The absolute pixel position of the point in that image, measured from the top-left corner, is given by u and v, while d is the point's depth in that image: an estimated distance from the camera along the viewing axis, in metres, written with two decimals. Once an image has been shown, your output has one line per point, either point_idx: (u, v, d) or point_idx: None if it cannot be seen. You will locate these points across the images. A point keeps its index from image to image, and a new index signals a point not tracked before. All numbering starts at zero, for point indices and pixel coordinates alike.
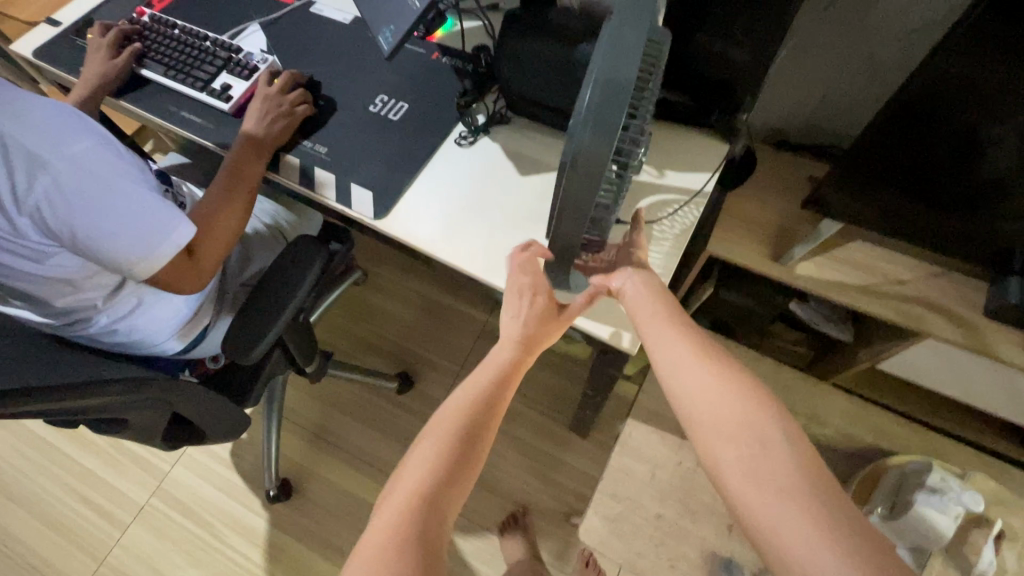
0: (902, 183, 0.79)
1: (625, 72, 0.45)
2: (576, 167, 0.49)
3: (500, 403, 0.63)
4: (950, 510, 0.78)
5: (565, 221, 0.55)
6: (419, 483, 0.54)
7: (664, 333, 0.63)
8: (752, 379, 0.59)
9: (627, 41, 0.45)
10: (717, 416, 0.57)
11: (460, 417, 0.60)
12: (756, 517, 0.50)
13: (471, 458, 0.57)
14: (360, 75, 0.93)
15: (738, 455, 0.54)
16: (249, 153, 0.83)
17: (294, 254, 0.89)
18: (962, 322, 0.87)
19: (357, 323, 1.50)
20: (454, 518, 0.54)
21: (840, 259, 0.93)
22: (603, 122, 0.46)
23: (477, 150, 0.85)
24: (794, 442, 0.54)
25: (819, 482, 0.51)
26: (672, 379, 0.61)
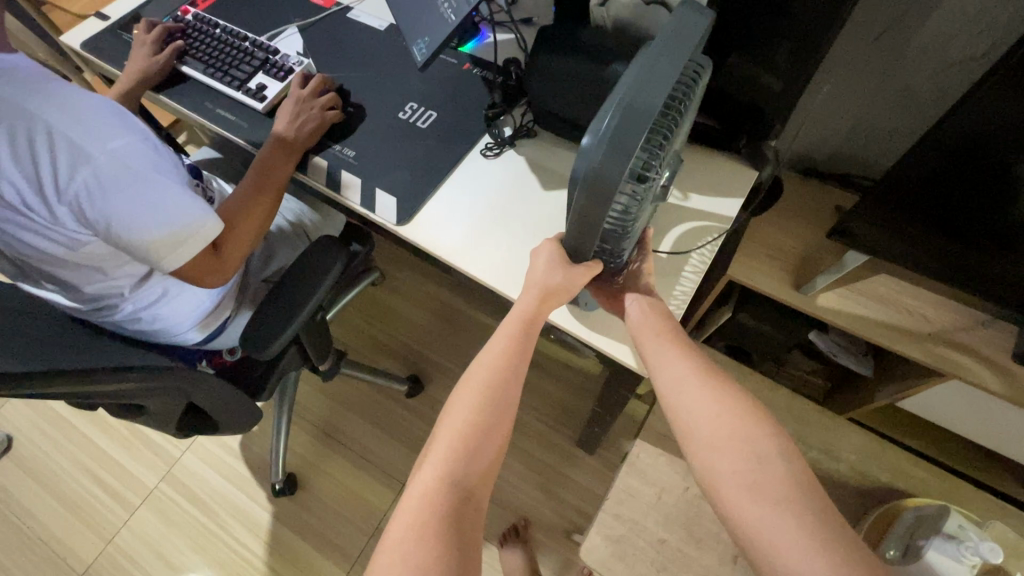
0: (931, 217, 0.78)
1: (650, 102, 0.44)
2: (586, 185, 0.48)
3: (523, 364, 0.62)
4: (966, 560, 0.75)
5: (573, 235, 0.55)
6: (443, 473, 0.54)
7: (665, 351, 0.63)
8: (747, 393, 0.60)
9: (660, 74, 0.45)
10: (714, 434, 0.58)
11: (479, 395, 0.59)
12: (752, 531, 0.52)
13: (491, 438, 0.57)
14: (392, 81, 0.95)
15: (735, 471, 0.55)
16: (278, 153, 0.85)
17: (316, 253, 0.90)
18: (988, 364, 0.84)
19: (373, 324, 1.51)
20: (486, 487, 0.56)
21: (863, 293, 0.92)
22: (620, 146, 0.45)
23: (502, 161, 0.86)
24: (790, 458, 0.55)
25: (816, 496, 0.52)
26: (669, 396, 0.61)
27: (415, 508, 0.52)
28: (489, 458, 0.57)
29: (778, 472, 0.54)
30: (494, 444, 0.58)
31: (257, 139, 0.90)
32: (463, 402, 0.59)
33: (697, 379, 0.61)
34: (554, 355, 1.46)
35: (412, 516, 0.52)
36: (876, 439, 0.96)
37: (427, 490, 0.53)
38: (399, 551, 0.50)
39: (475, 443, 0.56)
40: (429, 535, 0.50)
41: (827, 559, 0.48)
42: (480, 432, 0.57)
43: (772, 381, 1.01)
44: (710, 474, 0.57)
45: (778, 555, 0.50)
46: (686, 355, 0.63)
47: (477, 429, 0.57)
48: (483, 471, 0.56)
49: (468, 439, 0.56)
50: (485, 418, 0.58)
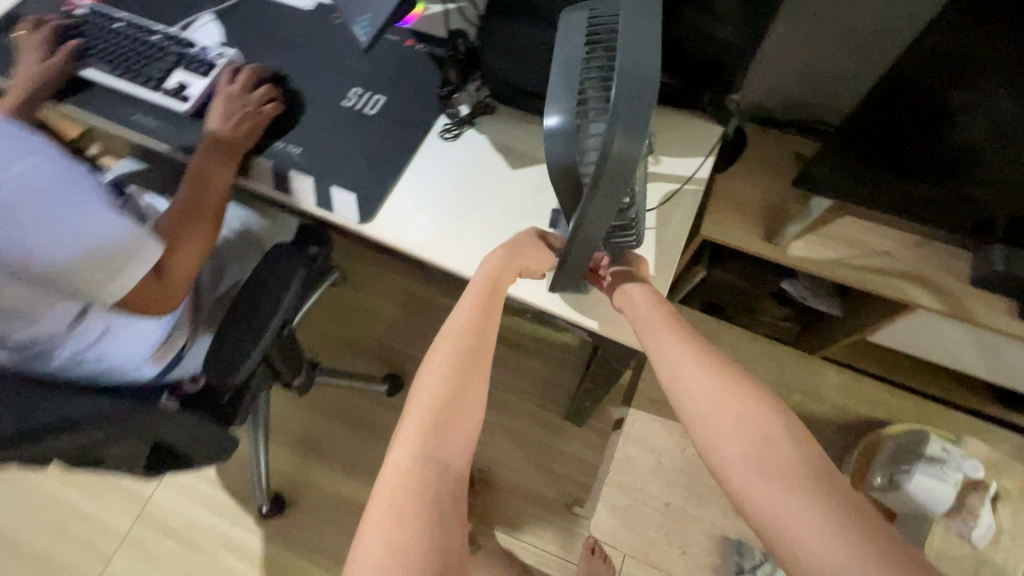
0: (889, 156, 0.79)
1: (649, 70, 0.40)
2: (603, 176, 0.42)
3: (486, 336, 0.63)
4: (949, 478, 0.79)
5: (587, 231, 0.48)
6: (416, 448, 0.55)
7: (665, 339, 0.62)
8: (749, 376, 0.60)
9: (644, 37, 0.41)
10: (719, 416, 0.57)
11: (444, 369, 0.60)
12: (764, 511, 0.51)
13: (464, 405, 0.59)
14: (330, 67, 0.86)
15: (745, 454, 0.54)
16: (215, 158, 0.76)
17: (273, 264, 0.83)
18: (948, 291, 0.88)
19: (341, 326, 1.44)
20: (462, 458, 0.57)
21: (831, 236, 0.93)
22: (634, 122, 0.40)
23: (462, 143, 0.81)
24: (795, 437, 0.55)
25: (827, 474, 0.52)
26: (673, 381, 0.61)
27: (393, 484, 0.54)
28: (466, 424, 0.58)
29: (786, 452, 0.54)
30: (470, 410, 0.59)
31: (190, 142, 0.81)
32: (429, 378, 0.60)
33: (700, 361, 0.60)
34: (531, 333, 1.43)
35: (392, 492, 0.53)
36: None
37: (405, 466, 0.55)
38: (380, 529, 0.51)
39: (450, 414, 0.58)
40: (411, 510, 0.52)
41: (841, 536, 0.47)
42: (451, 404, 0.58)
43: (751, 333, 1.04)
44: (717, 459, 0.56)
45: (795, 536, 0.49)
46: (687, 339, 0.62)
47: (450, 399, 0.58)
48: (456, 442, 0.57)
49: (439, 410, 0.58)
50: (452, 391, 0.59)
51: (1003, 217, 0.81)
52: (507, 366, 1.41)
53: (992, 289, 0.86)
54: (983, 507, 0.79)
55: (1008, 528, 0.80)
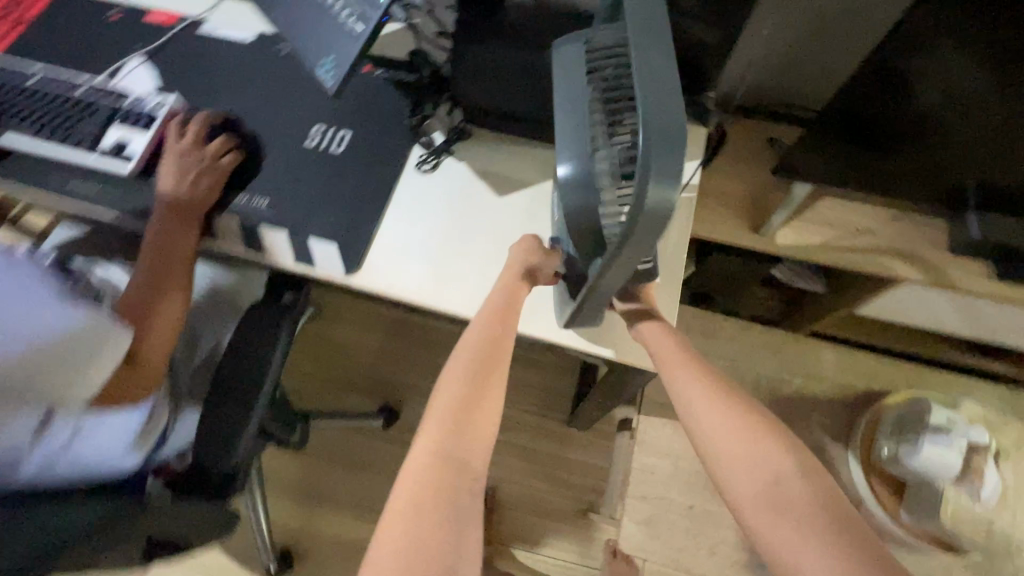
0: (868, 140, 0.80)
1: (673, 115, 0.36)
2: (636, 232, 0.39)
3: (501, 345, 0.63)
4: (956, 445, 0.82)
5: (613, 280, 0.46)
6: (434, 448, 0.57)
7: (681, 378, 0.62)
8: (761, 410, 0.60)
9: (664, 75, 0.37)
10: (732, 453, 0.58)
11: (461, 374, 0.61)
12: (775, 548, 0.53)
13: (481, 414, 0.60)
14: (285, 104, 0.79)
15: (757, 492, 0.55)
16: (175, 223, 0.70)
17: (254, 328, 0.78)
18: (931, 262, 0.90)
19: (325, 362, 1.37)
20: (479, 458, 0.59)
21: (814, 220, 0.94)
22: (667, 170, 0.36)
23: (441, 173, 0.76)
24: (807, 474, 0.55)
25: (838, 514, 0.53)
26: (688, 413, 0.61)
27: (413, 482, 0.56)
28: (485, 430, 0.60)
29: (798, 491, 0.54)
30: (489, 417, 0.61)
31: (144, 207, 0.73)
32: (447, 383, 0.61)
33: (713, 394, 0.60)
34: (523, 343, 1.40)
35: (412, 490, 0.55)
36: None
37: (423, 463, 0.57)
38: (397, 526, 0.53)
39: (469, 421, 0.59)
40: (429, 507, 0.54)
41: None
42: (468, 408, 0.60)
43: None
44: (730, 494, 0.57)
45: None
46: (702, 372, 0.62)
47: (468, 407, 0.60)
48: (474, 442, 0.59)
49: (457, 417, 0.59)
50: (468, 396, 0.60)
51: (975, 185, 0.83)
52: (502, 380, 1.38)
53: (970, 256, 0.89)
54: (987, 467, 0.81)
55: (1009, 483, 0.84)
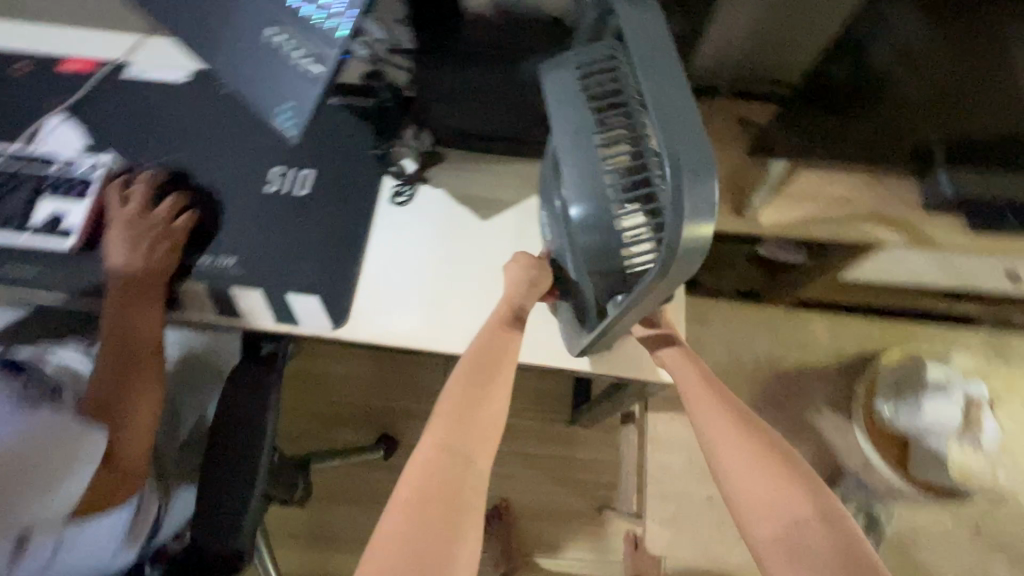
0: (843, 110, 0.81)
1: (695, 142, 0.36)
2: (672, 265, 0.39)
3: (507, 351, 0.61)
4: (955, 400, 0.85)
5: (643, 308, 0.45)
6: (440, 442, 0.54)
7: (707, 411, 0.61)
8: (787, 451, 0.59)
9: (684, 110, 0.36)
10: (751, 490, 0.57)
11: (466, 373, 0.59)
12: None
13: (485, 411, 0.57)
14: (236, 148, 0.73)
15: (775, 534, 0.55)
16: (135, 299, 0.65)
17: (237, 397, 0.72)
18: (909, 223, 0.91)
19: (312, 400, 1.30)
20: (486, 457, 0.56)
21: (794, 196, 0.93)
22: (701, 206, 0.36)
23: (418, 204, 0.71)
24: (828, 521, 0.54)
25: (862, 565, 0.51)
26: (709, 447, 0.60)
27: (417, 479, 0.52)
28: (489, 432, 0.57)
29: (819, 538, 0.53)
30: (493, 420, 0.58)
31: (97, 280, 0.67)
32: (453, 382, 0.58)
33: (735, 431, 0.59)
34: None
35: (417, 485, 0.52)
36: None
37: (427, 459, 0.53)
38: (398, 522, 0.50)
39: (471, 421, 0.56)
40: (428, 508, 0.50)
41: None
42: (474, 406, 0.57)
43: None
44: (748, 533, 0.57)
45: None
46: (725, 409, 0.61)
47: (472, 407, 0.57)
48: (480, 442, 0.56)
49: (460, 417, 0.56)
50: (474, 395, 0.57)
51: (940, 144, 0.82)
52: None
53: (946, 213, 0.90)
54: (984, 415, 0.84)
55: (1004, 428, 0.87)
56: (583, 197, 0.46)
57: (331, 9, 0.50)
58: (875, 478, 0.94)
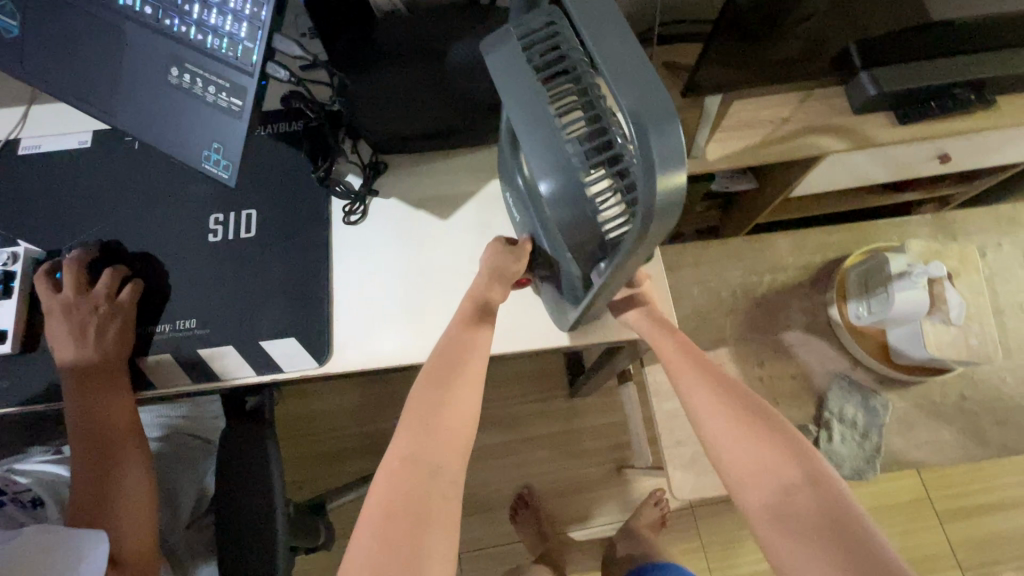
0: (769, 38, 0.81)
1: (652, 95, 0.35)
2: (652, 222, 0.38)
3: (471, 348, 0.58)
4: (918, 283, 0.87)
5: (628, 271, 0.45)
6: (406, 450, 0.53)
7: (696, 381, 0.62)
8: (776, 421, 0.59)
9: (635, 63, 0.36)
10: (739, 454, 0.57)
11: (430, 377, 0.57)
12: (778, 553, 0.53)
13: (451, 414, 0.55)
14: (164, 204, 0.68)
15: (765, 503, 0.55)
16: (92, 390, 0.60)
17: (233, 460, 0.69)
18: (844, 128, 0.94)
19: (309, 440, 1.26)
20: (456, 460, 0.54)
21: (732, 127, 0.95)
22: (669, 155, 0.35)
23: (373, 219, 0.69)
24: (816, 484, 0.54)
25: (849, 525, 0.52)
26: (696, 415, 0.61)
27: (388, 494, 0.51)
28: (458, 436, 0.55)
29: (807, 503, 0.53)
30: (461, 422, 0.55)
31: (55, 377, 0.62)
32: (420, 387, 0.57)
33: (721, 407, 0.60)
34: None
35: (388, 502, 0.50)
36: (797, 236, 1.07)
37: (395, 471, 0.52)
38: (372, 541, 0.48)
39: (437, 427, 0.54)
40: (395, 527, 0.49)
41: None
42: (440, 410, 0.55)
43: (702, 240, 1.07)
44: (740, 500, 0.57)
45: None
46: (711, 386, 0.61)
47: (433, 414, 0.55)
48: (449, 445, 0.54)
49: (423, 425, 0.54)
50: (439, 398, 0.55)
51: (854, 44, 0.88)
52: (493, 381, 1.35)
53: (873, 111, 0.94)
54: (949, 292, 0.88)
55: (968, 298, 0.92)
56: (550, 170, 0.45)
57: (238, 36, 0.44)
58: (863, 373, 0.99)
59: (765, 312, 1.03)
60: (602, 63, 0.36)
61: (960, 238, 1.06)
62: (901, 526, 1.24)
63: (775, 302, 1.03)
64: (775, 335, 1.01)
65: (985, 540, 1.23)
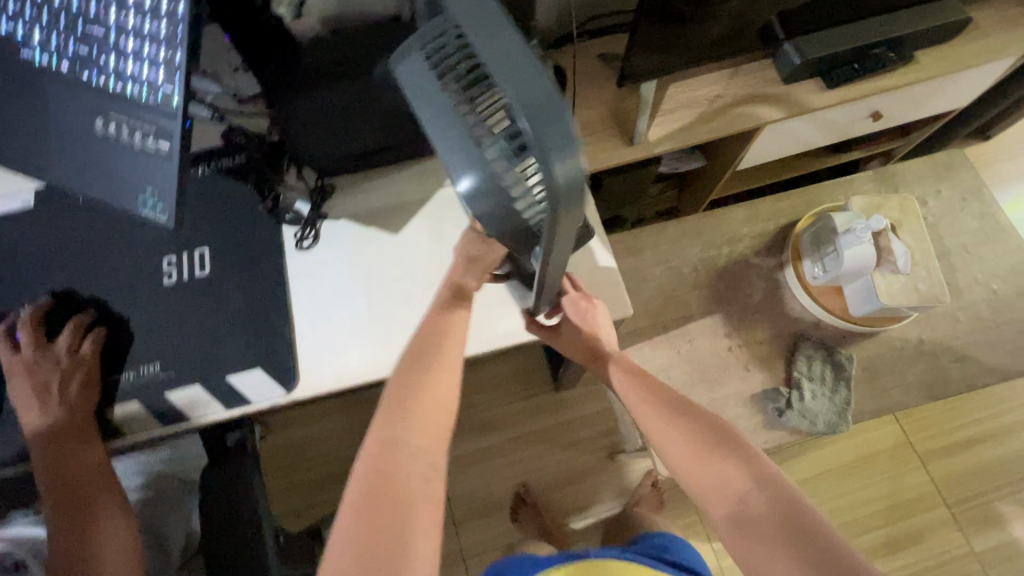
0: (690, 21, 0.84)
1: (535, 82, 0.35)
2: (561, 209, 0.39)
3: (450, 333, 0.61)
4: (865, 238, 0.91)
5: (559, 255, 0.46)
6: (382, 431, 0.54)
7: (654, 416, 0.65)
8: (731, 434, 0.61)
9: (519, 53, 0.35)
10: (698, 471, 0.59)
11: (409, 361, 0.59)
12: (743, 556, 0.55)
13: (429, 394, 0.57)
14: (116, 252, 0.68)
15: (727, 513, 0.56)
16: (61, 447, 0.59)
17: (219, 492, 0.70)
18: (777, 99, 0.98)
19: (300, 468, 1.25)
20: (431, 439, 0.55)
21: (672, 109, 0.98)
22: (560, 142, 0.35)
23: (325, 241, 0.70)
24: (767, 486, 0.56)
25: (804, 526, 0.52)
26: (657, 442, 0.64)
27: (363, 476, 0.51)
28: (434, 416, 0.56)
29: (762, 507, 0.54)
30: (440, 402, 0.57)
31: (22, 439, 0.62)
32: (400, 370, 0.59)
33: (677, 425, 0.63)
34: None
35: (363, 484, 0.51)
36: (749, 206, 1.10)
37: (371, 452, 0.53)
38: (346, 523, 0.49)
39: (414, 408, 0.56)
40: (372, 510, 0.49)
41: None
42: (417, 390, 0.57)
43: (660, 222, 1.09)
44: (706, 512, 0.59)
45: None
46: (664, 408, 0.65)
47: (412, 393, 0.57)
48: (426, 424, 0.56)
49: (402, 403, 0.56)
50: (417, 381, 0.57)
51: (775, 18, 0.91)
52: (477, 386, 1.36)
53: (802, 80, 0.98)
54: (894, 242, 0.93)
55: (913, 246, 0.96)
56: (467, 168, 0.45)
57: (156, 82, 0.45)
58: (827, 329, 1.02)
59: (727, 284, 1.06)
60: (490, 59, 0.36)
61: (902, 189, 1.11)
62: (884, 473, 1.28)
63: (736, 272, 1.06)
64: (739, 304, 1.04)
65: (965, 475, 1.27)
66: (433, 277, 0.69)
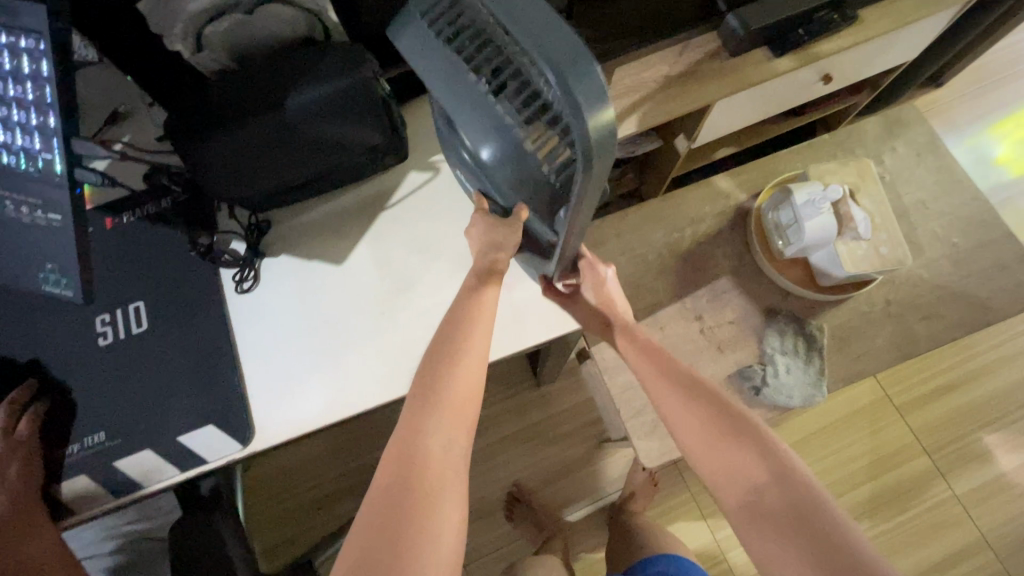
0: None
1: (559, 41, 0.36)
2: (591, 164, 0.40)
3: (480, 316, 0.58)
4: (824, 209, 0.91)
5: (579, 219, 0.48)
6: (410, 420, 0.52)
7: (676, 401, 0.63)
8: (758, 429, 0.58)
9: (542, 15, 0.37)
10: (717, 455, 0.58)
11: (439, 347, 0.56)
12: (752, 546, 0.53)
13: (459, 384, 0.54)
14: (44, 319, 0.64)
15: (739, 502, 0.55)
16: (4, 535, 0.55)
17: (190, 551, 0.67)
18: (726, 72, 0.95)
19: (286, 496, 1.23)
20: (459, 428, 0.52)
21: (620, 94, 0.94)
22: (592, 94, 0.37)
23: (269, 280, 0.67)
24: (785, 481, 0.54)
25: (821, 524, 0.50)
26: (675, 426, 0.62)
27: (389, 465, 0.50)
28: (463, 406, 0.53)
29: (780, 502, 0.53)
30: (468, 390, 0.54)
31: None
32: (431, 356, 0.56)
33: (698, 414, 0.61)
34: None
35: (388, 473, 0.49)
36: (708, 184, 1.08)
37: (398, 439, 0.51)
38: (367, 513, 0.48)
39: (442, 395, 0.53)
40: (396, 506, 0.47)
41: None
42: (445, 378, 0.54)
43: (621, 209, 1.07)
44: (720, 500, 0.57)
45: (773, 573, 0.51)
46: (683, 393, 0.64)
47: (441, 381, 0.54)
48: (456, 412, 0.53)
49: (430, 390, 0.53)
50: (445, 367, 0.54)
51: None
52: None
53: (749, 51, 0.95)
54: (854, 209, 0.92)
55: (872, 211, 0.96)
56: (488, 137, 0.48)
57: (34, 149, 0.47)
58: (795, 302, 1.02)
59: (694, 266, 1.05)
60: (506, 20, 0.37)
61: (857, 151, 1.10)
62: (865, 429, 1.30)
63: (701, 253, 1.05)
64: (708, 285, 1.04)
65: (945, 420, 1.30)
66: (381, 305, 0.66)
